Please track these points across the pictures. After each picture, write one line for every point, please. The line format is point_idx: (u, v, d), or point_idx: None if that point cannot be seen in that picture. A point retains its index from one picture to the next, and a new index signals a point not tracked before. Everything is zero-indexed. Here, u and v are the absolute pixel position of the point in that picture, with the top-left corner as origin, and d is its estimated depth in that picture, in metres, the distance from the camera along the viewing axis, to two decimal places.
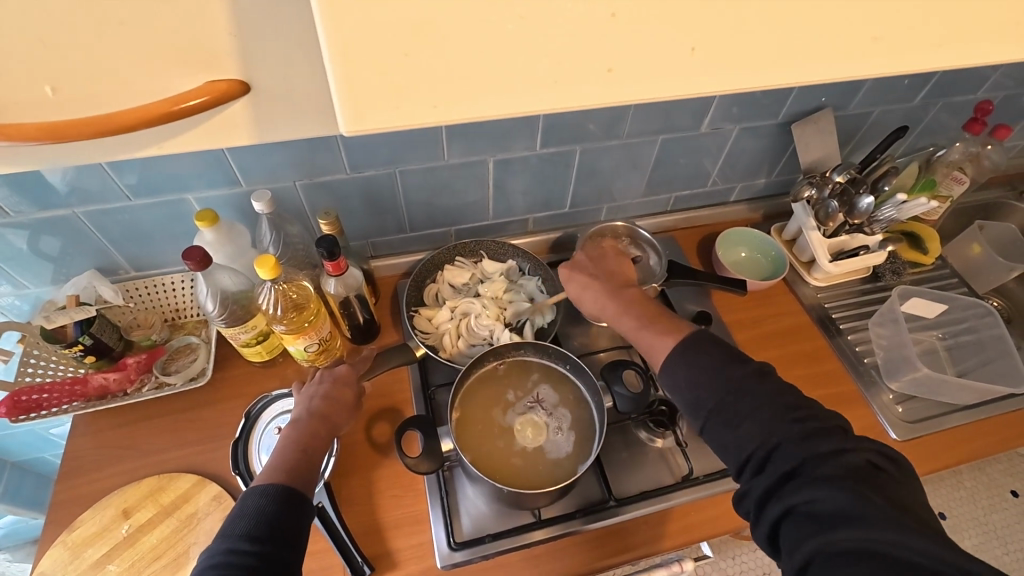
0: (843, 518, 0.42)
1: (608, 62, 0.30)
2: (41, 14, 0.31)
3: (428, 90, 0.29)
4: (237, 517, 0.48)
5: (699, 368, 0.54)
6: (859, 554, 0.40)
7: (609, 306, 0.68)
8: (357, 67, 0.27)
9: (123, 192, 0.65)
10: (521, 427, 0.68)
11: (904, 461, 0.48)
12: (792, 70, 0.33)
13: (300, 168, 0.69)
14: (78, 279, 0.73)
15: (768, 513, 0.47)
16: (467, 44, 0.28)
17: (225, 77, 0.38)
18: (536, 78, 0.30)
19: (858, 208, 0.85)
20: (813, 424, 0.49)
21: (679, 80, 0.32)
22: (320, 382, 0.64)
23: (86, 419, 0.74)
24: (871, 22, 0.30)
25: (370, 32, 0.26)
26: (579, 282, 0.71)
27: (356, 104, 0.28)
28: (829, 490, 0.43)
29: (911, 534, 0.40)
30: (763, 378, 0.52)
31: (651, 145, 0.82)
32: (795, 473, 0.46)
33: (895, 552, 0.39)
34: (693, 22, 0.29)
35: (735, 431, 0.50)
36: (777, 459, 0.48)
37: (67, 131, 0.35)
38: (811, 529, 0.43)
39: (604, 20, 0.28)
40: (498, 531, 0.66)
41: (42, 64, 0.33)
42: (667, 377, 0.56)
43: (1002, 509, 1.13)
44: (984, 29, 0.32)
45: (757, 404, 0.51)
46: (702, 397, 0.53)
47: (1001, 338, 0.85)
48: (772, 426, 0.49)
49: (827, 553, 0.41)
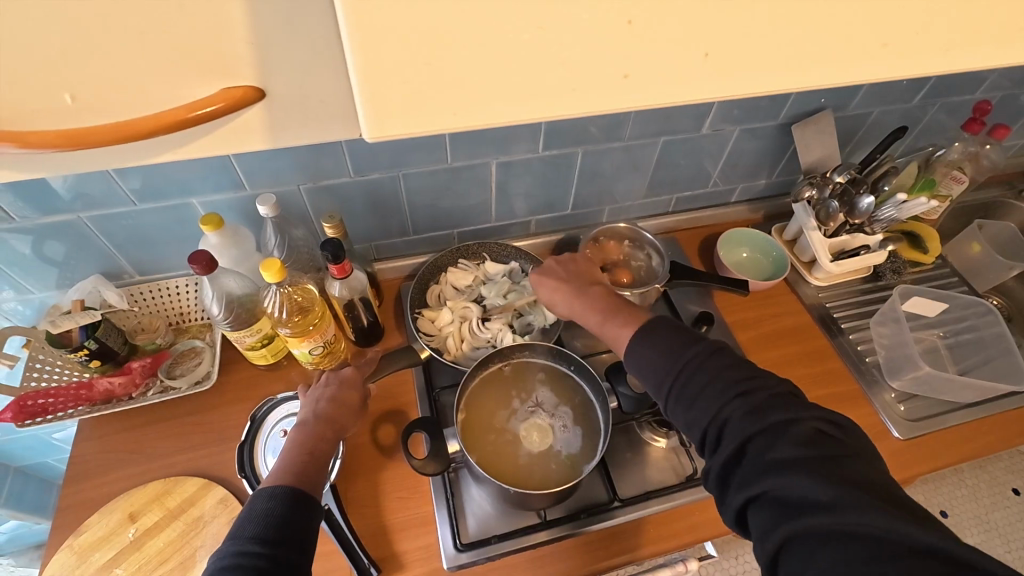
0: (805, 500, 0.42)
1: (623, 69, 0.31)
2: (65, 27, 0.32)
3: (445, 97, 0.30)
4: (247, 521, 0.48)
5: (658, 352, 0.55)
6: (826, 536, 0.40)
7: (578, 306, 0.68)
8: (380, 74, 0.27)
9: (128, 197, 0.66)
10: (527, 432, 0.68)
11: (860, 430, 0.48)
12: (804, 73, 0.33)
13: (304, 172, 0.69)
14: (83, 284, 0.73)
15: (733, 497, 0.47)
16: (486, 52, 0.28)
17: (241, 84, 0.38)
18: (551, 85, 0.31)
19: (858, 209, 0.86)
20: (770, 403, 0.49)
21: (691, 85, 0.33)
22: (326, 385, 0.64)
23: (91, 423, 0.74)
24: (881, 28, 0.31)
25: (389, 41, 0.26)
26: (546, 287, 0.72)
27: (374, 111, 0.29)
28: (787, 472, 0.44)
29: (867, 509, 0.40)
30: (715, 355, 0.53)
31: (652, 147, 0.82)
32: (756, 457, 0.46)
33: (856, 529, 0.39)
34: (708, 28, 0.30)
35: (696, 410, 0.51)
36: (741, 443, 0.48)
37: (87, 138, 0.36)
38: (775, 511, 0.43)
39: (620, 28, 0.29)
40: (503, 533, 0.66)
41: (62, 75, 0.34)
42: (632, 362, 0.57)
43: (1004, 507, 1.14)
44: (988, 35, 0.32)
45: (713, 382, 0.51)
46: (664, 379, 0.54)
47: (1001, 336, 0.86)
48: (731, 407, 0.49)
49: (795, 537, 0.41)
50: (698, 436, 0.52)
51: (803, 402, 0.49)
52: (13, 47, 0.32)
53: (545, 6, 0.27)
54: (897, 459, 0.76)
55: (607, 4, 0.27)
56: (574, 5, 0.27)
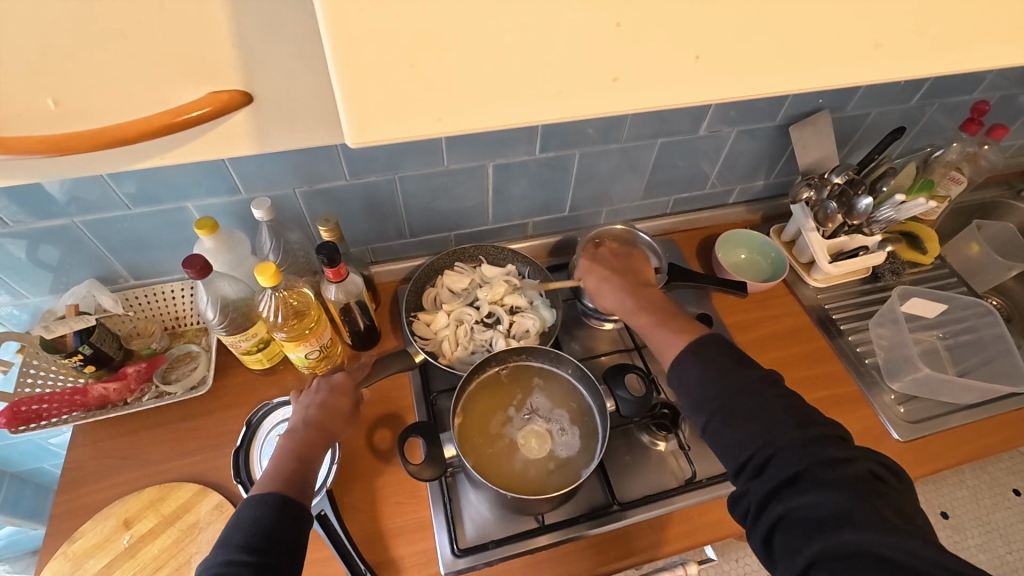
0: (850, 526, 0.42)
1: (611, 71, 0.30)
2: (52, 31, 0.32)
3: (432, 100, 0.29)
4: (234, 529, 0.48)
5: (713, 369, 0.55)
6: (869, 562, 0.40)
7: (626, 303, 0.70)
8: (363, 80, 0.27)
9: (123, 202, 0.65)
10: (524, 440, 0.67)
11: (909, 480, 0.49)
12: (798, 75, 0.33)
13: (300, 176, 0.69)
14: (78, 289, 0.73)
15: (767, 512, 0.47)
16: (473, 55, 0.28)
17: (226, 88, 0.39)
18: (538, 89, 0.30)
19: (857, 210, 0.85)
20: (826, 436, 0.49)
21: (684, 87, 0.32)
22: (317, 392, 0.64)
23: (86, 428, 0.73)
24: (875, 29, 0.31)
25: (372, 41, 0.26)
26: (599, 278, 0.74)
27: (358, 115, 0.29)
28: (833, 500, 0.44)
29: (915, 547, 0.40)
30: (772, 384, 0.53)
31: (650, 149, 0.82)
32: (803, 480, 0.46)
33: (901, 561, 0.40)
34: (699, 29, 0.29)
35: (740, 430, 0.51)
36: (786, 466, 0.47)
37: (68, 142, 0.36)
38: (815, 534, 0.43)
39: (608, 29, 0.28)
40: (501, 538, 0.65)
41: (46, 79, 0.34)
42: (677, 376, 0.57)
43: (1005, 508, 1.13)
44: (984, 35, 0.32)
45: (764, 405, 0.51)
46: (710, 395, 0.54)
47: (1001, 337, 0.86)
48: (785, 431, 0.49)
49: (836, 560, 0.41)
50: (736, 454, 0.51)
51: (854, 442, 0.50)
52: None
53: (532, 8, 0.27)
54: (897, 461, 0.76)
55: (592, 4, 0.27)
56: (560, 6, 0.27)
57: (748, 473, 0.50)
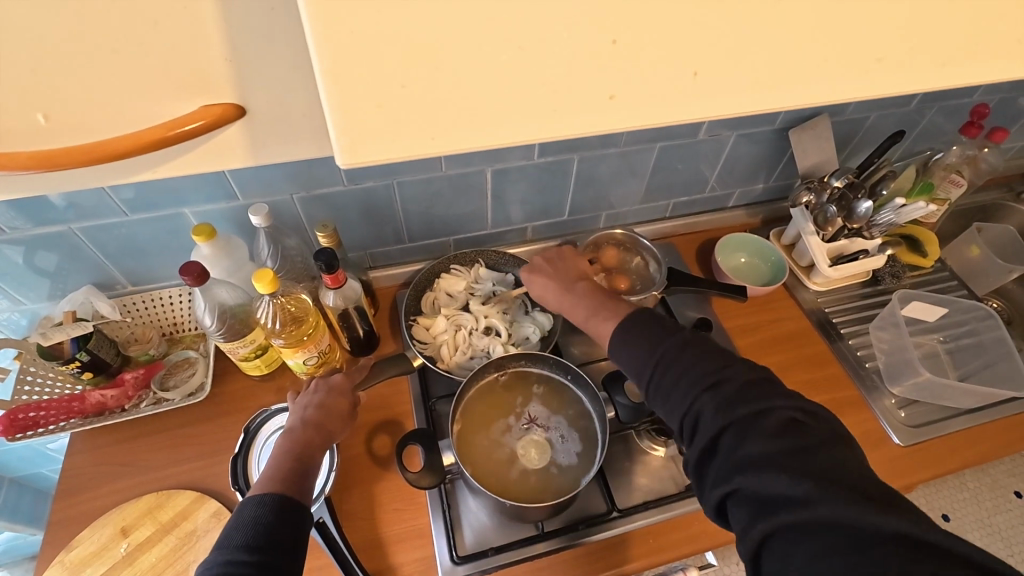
0: (777, 492, 0.42)
1: (609, 88, 0.30)
2: (46, 47, 0.32)
3: (426, 120, 0.29)
4: (234, 529, 0.47)
5: (637, 347, 0.56)
6: (801, 528, 0.40)
7: (569, 305, 0.68)
8: (356, 96, 0.27)
9: (119, 207, 0.65)
10: (524, 450, 0.66)
11: (830, 415, 0.48)
12: (798, 90, 0.32)
13: (297, 182, 0.68)
14: (74, 295, 0.72)
15: (712, 494, 0.46)
16: (469, 74, 0.28)
17: (220, 102, 0.39)
18: (536, 106, 0.30)
19: (857, 213, 0.84)
20: (740, 395, 0.48)
21: (685, 105, 0.32)
22: (315, 393, 0.63)
23: (84, 436, 0.73)
24: (874, 43, 0.31)
25: (364, 61, 0.26)
26: (539, 284, 0.72)
27: (352, 135, 0.28)
28: (758, 466, 0.43)
29: (838, 498, 0.40)
30: (684, 347, 0.53)
31: (649, 153, 0.82)
32: (730, 449, 0.46)
33: (825, 518, 0.39)
34: (696, 46, 0.29)
35: (671, 405, 0.52)
36: (713, 434, 0.47)
37: (60, 158, 0.36)
38: (750, 505, 0.43)
39: (604, 46, 0.28)
40: (500, 545, 0.65)
41: (40, 95, 0.34)
42: (617, 355, 0.58)
43: (1007, 510, 1.13)
44: (984, 47, 0.32)
45: (682, 375, 0.51)
46: (641, 373, 0.55)
47: (1002, 340, 0.85)
48: (702, 400, 0.49)
49: (772, 532, 0.41)
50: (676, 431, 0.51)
51: (774, 388, 0.49)
52: None
53: (527, 27, 0.27)
54: (899, 466, 0.75)
55: (591, 22, 0.27)
56: (555, 26, 0.27)
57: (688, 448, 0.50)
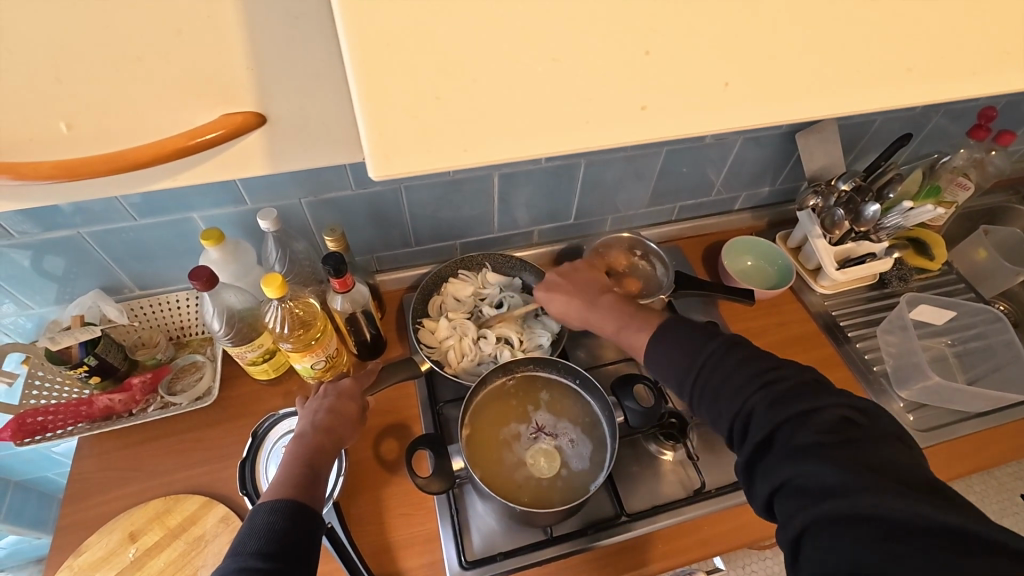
0: (826, 488, 0.41)
1: (641, 99, 0.30)
2: (70, 60, 0.33)
3: (456, 131, 0.29)
4: (247, 536, 0.47)
5: (684, 345, 0.56)
6: (845, 519, 0.39)
7: (594, 317, 0.68)
8: (386, 108, 0.27)
9: (128, 212, 0.65)
10: (533, 458, 0.66)
11: (891, 418, 0.47)
12: (825, 101, 0.32)
13: (305, 186, 0.68)
14: (83, 299, 0.72)
15: (761, 490, 0.47)
16: (498, 86, 0.28)
17: (241, 109, 0.39)
18: (564, 116, 0.30)
19: (864, 217, 0.84)
20: (797, 393, 0.48)
21: (713, 114, 0.32)
22: (324, 397, 0.63)
23: (91, 440, 0.73)
24: (900, 51, 0.31)
25: (398, 74, 0.26)
26: (560, 300, 0.71)
27: (384, 145, 0.28)
28: (806, 462, 0.43)
29: (889, 494, 0.39)
30: (739, 348, 0.53)
31: (656, 156, 0.82)
32: (782, 445, 0.46)
33: (874, 512, 0.39)
34: (726, 56, 0.29)
35: (721, 403, 0.52)
36: (762, 431, 0.48)
37: (81, 168, 0.37)
38: (797, 500, 0.43)
39: (638, 57, 0.29)
40: (508, 550, 0.65)
41: (63, 104, 0.34)
42: (651, 363, 0.58)
43: (1014, 514, 1.12)
44: (1008, 57, 0.32)
45: (734, 374, 0.52)
46: (684, 374, 0.55)
47: (1011, 344, 0.85)
48: (755, 398, 0.49)
49: (815, 524, 0.41)
50: (726, 428, 0.51)
51: (830, 391, 0.49)
52: (15, 78, 0.33)
53: (559, 36, 0.27)
54: None
55: (622, 35, 0.28)
56: (585, 35, 0.27)
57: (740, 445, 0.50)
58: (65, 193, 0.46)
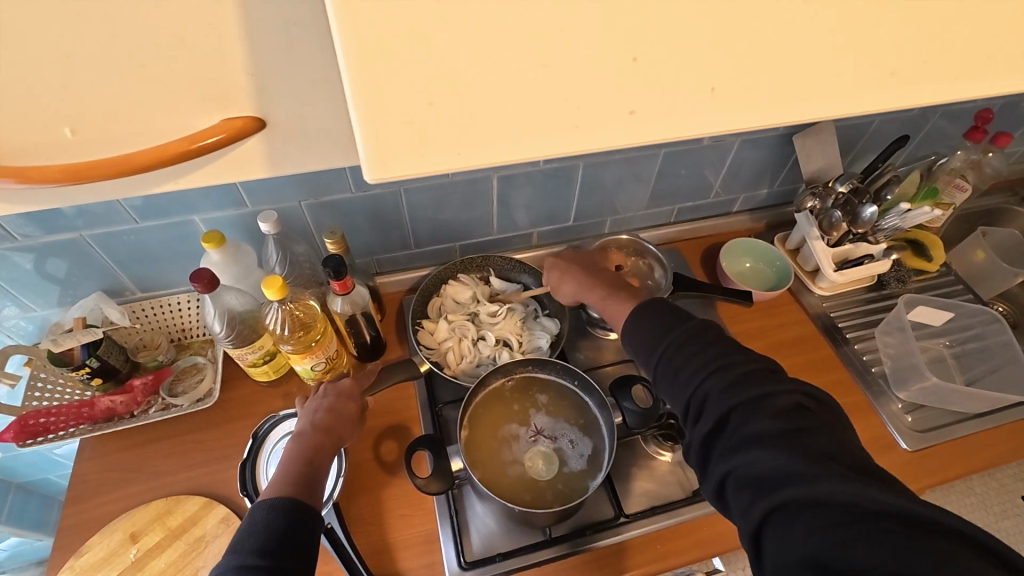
0: (783, 474, 0.42)
1: (631, 105, 0.31)
2: (75, 68, 0.33)
3: (451, 135, 0.30)
4: (246, 534, 0.47)
5: (650, 328, 0.57)
6: (803, 506, 0.40)
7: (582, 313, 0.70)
8: (384, 115, 0.28)
9: (129, 215, 0.66)
10: (530, 461, 0.66)
11: (839, 407, 0.48)
12: (814, 104, 0.33)
13: (304, 189, 0.69)
14: (85, 301, 0.73)
15: (716, 472, 0.47)
16: (491, 91, 0.29)
17: (242, 113, 0.40)
18: (557, 121, 0.31)
19: (861, 218, 0.85)
20: (751, 377, 0.49)
21: (703, 119, 0.33)
22: (323, 397, 0.63)
23: (92, 442, 0.73)
24: (888, 56, 0.31)
25: (394, 81, 0.27)
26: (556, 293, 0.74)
27: (380, 150, 0.29)
28: (763, 449, 0.44)
29: (841, 479, 0.40)
30: (701, 332, 0.54)
31: (653, 159, 0.82)
32: (735, 430, 0.47)
33: (829, 497, 0.39)
34: (714, 63, 0.30)
35: (678, 383, 0.52)
36: (717, 414, 0.48)
37: (85, 172, 0.38)
38: (753, 486, 0.43)
39: (626, 64, 0.29)
40: (507, 550, 0.65)
41: (67, 110, 0.35)
42: (628, 339, 0.58)
43: (1015, 515, 1.12)
44: (996, 60, 0.33)
45: (691, 356, 0.52)
46: (649, 356, 0.55)
47: (1009, 344, 0.86)
48: (711, 381, 0.50)
49: (773, 511, 0.41)
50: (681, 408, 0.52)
51: (785, 377, 0.50)
52: (21, 85, 0.33)
53: (550, 44, 0.28)
54: (907, 471, 0.75)
55: (611, 43, 0.28)
56: (576, 43, 0.28)
57: (693, 425, 0.51)
58: (70, 198, 0.47)
